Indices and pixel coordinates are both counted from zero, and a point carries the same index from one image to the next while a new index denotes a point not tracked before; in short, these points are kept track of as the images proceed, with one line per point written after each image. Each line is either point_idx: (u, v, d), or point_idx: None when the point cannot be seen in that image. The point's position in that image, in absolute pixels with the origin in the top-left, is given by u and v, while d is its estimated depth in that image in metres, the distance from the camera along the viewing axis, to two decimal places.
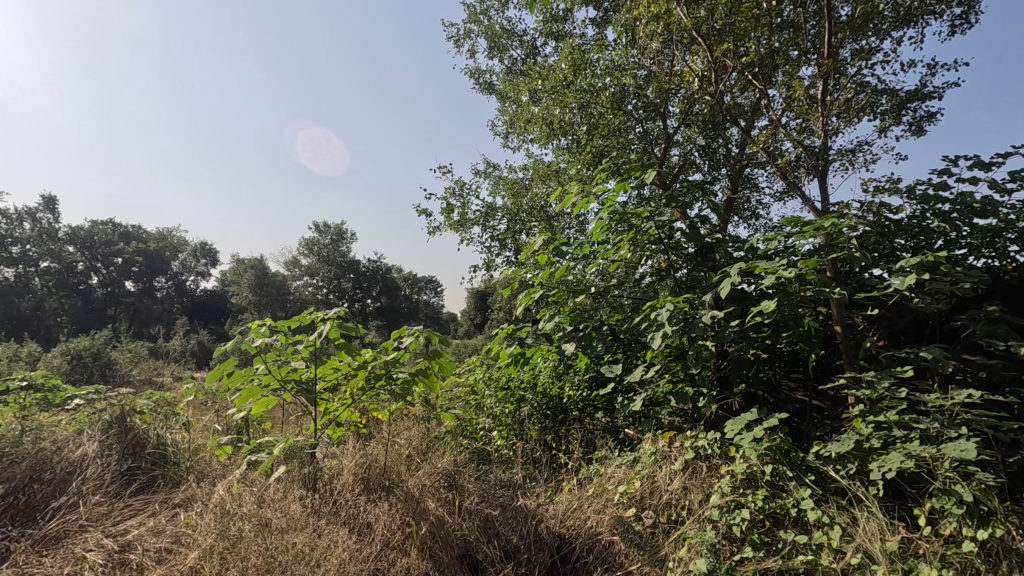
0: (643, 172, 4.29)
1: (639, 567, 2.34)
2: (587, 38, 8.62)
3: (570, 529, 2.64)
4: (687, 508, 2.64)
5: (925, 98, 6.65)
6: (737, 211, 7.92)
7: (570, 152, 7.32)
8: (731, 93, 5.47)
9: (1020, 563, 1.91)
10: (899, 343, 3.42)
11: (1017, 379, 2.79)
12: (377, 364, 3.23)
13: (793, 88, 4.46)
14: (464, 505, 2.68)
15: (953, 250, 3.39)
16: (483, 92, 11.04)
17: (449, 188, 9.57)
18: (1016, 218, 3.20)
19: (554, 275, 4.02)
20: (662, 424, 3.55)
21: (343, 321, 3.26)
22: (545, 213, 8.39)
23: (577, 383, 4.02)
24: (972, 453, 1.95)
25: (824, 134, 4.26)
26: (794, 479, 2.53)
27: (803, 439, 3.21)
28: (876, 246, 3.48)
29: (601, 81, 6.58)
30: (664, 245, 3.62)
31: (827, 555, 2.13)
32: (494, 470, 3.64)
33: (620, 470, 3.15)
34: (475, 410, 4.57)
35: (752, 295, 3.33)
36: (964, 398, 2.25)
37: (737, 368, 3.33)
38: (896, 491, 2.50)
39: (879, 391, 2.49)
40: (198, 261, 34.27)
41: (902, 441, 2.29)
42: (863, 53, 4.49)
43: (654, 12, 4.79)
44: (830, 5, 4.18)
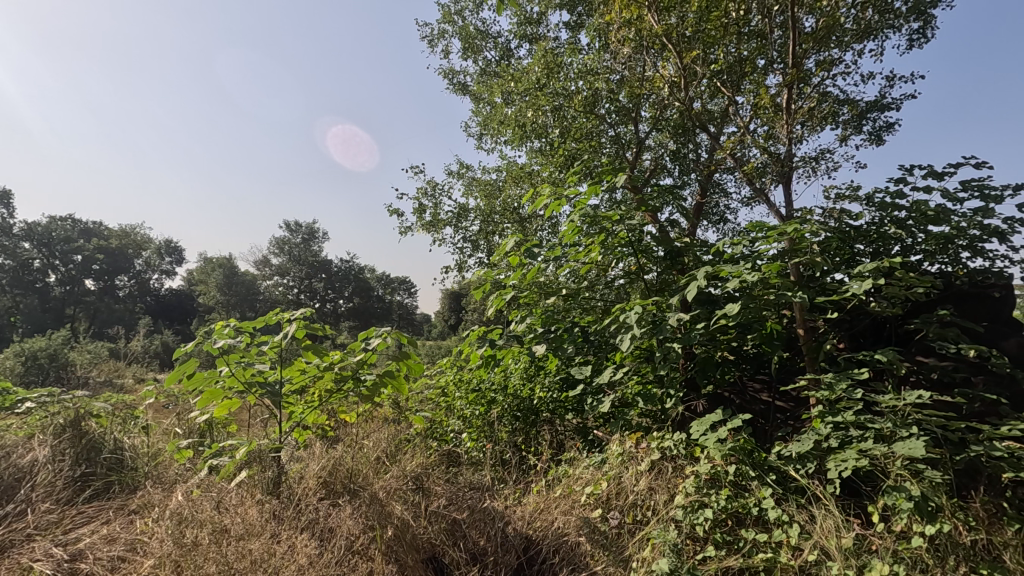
0: (615, 175, 4.33)
1: (604, 568, 2.36)
2: (560, 41, 8.70)
3: (536, 531, 2.66)
4: (652, 508, 2.67)
5: (884, 109, 6.91)
6: (706, 215, 8.08)
7: (543, 154, 7.36)
8: (701, 99, 5.58)
9: (966, 557, 1.99)
10: (858, 345, 3.53)
11: (966, 381, 2.90)
12: (344, 366, 3.15)
13: (760, 96, 4.57)
14: (431, 508, 2.66)
15: (909, 256, 3.52)
16: (457, 92, 11.04)
17: (422, 188, 9.55)
18: (967, 226, 3.33)
19: (525, 276, 4.03)
20: (631, 426, 3.59)
21: (310, 321, 3.20)
22: (517, 214, 8.43)
23: (548, 385, 4.03)
24: (920, 451, 2.02)
25: (788, 141, 4.38)
26: (756, 478, 2.59)
27: (766, 439, 3.29)
28: (837, 251, 3.60)
29: (574, 84, 6.65)
30: (634, 248, 3.66)
31: (785, 553, 2.18)
32: (463, 472, 3.63)
33: (588, 471, 3.18)
34: (445, 412, 4.56)
35: (718, 298, 3.39)
36: (916, 399, 2.33)
37: (703, 370, 3.38)
38: (853, 490, 2.58)
39: (837, 392, 2.57)
40: (162, 259, 33.32)
41: (858, 440, 2.36)
42: (826, 63, 4.63)
43: (626, 17, 4.86)
44: (795, 17, 4.29)
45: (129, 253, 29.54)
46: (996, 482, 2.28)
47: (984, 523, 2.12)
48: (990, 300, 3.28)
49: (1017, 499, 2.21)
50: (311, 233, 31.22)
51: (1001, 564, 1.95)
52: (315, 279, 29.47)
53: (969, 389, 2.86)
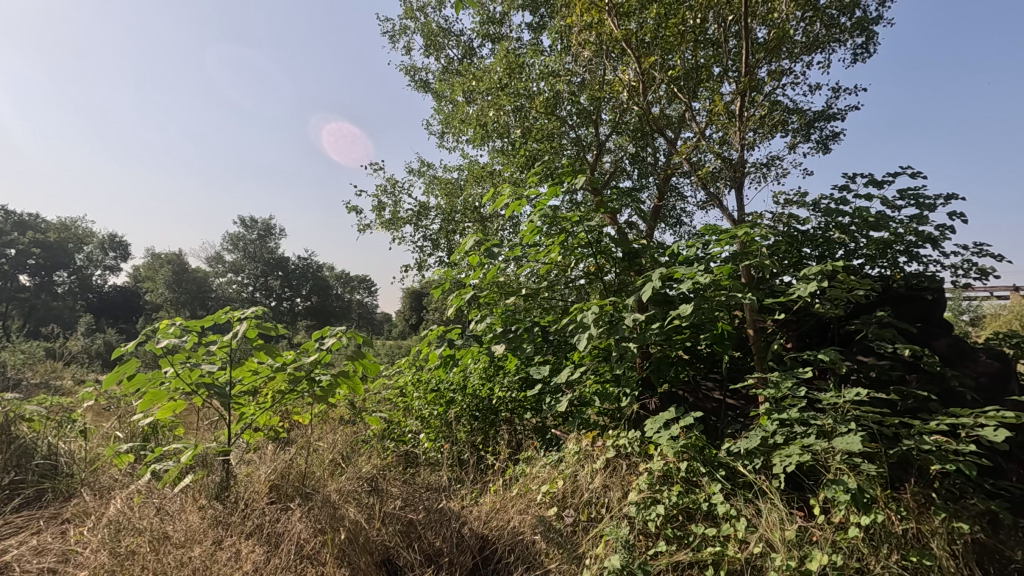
0: (575, 177, 4.37)
1: (558, 566, 2.37)
2: (523, 42, 8.74)
3: (492, 530, 2.65)
4: (606, 505, 2.71)
5: (830, 119, 7.24)
6: (664, 218, 8.27)
7: (504, 154, 7.36)
8: (658, 104, 5.70)
9: (897, 546, 2.09)
10: (805, 344, 3.67)
11: (901, 379, 3.06)
12: (297, 366, 3.06)
13: (715, 103, 4.70)
14: (386, 510, 2.61)
15: (852, 260, 3.69)
16: (418, 90, 10.94)
17: (381, 186, 9.41)
18: (904, 232, 3.52)
19: (484, 276, 4.02)
20: (587, 424, 3.63)
21: (261, 321, 3.09)
22: (478, 214, 8.41)
23: (507, 384, 4.04)
24: (856, 445, 2.12)
25: (741, 148, 4.52)
26: (707, 474, 2.66)
27: (716, 436, 3.39)
28: (786, 254, 3.74)
29: (536, 85, 6.68)
30: (593, 248, 3.70)
31: (733, 546, 2.25)
32: (420, 473, 3.60)
33: (544, 470, 3.20)
34: (403, 412, 4.52)
35: (674, 299, 3.46)
36: (854, 396, 2.44)
37: (658, 369, 3.45)
38: (797, 483, 2.68)
39: (783, 390, 2.67)
40: (105, 255, 31.72)
41: (802, 436, 2.46)
42: (777, 73, 4.80)
43: (587, 21, 4.91)
44: (748, 28, 4.44)
45: (68, 247, 27.95)
46: (925, 473, 2.36)
47: (915, 512, 2.23)
48: (924, 302, 3.50)
49: (944, 486, 2.28)
50: (267, 229, 30.33)
51: (928, 551, 2.06)
52: (270, 277, 28.63)
53: (904, 386, 3.01)
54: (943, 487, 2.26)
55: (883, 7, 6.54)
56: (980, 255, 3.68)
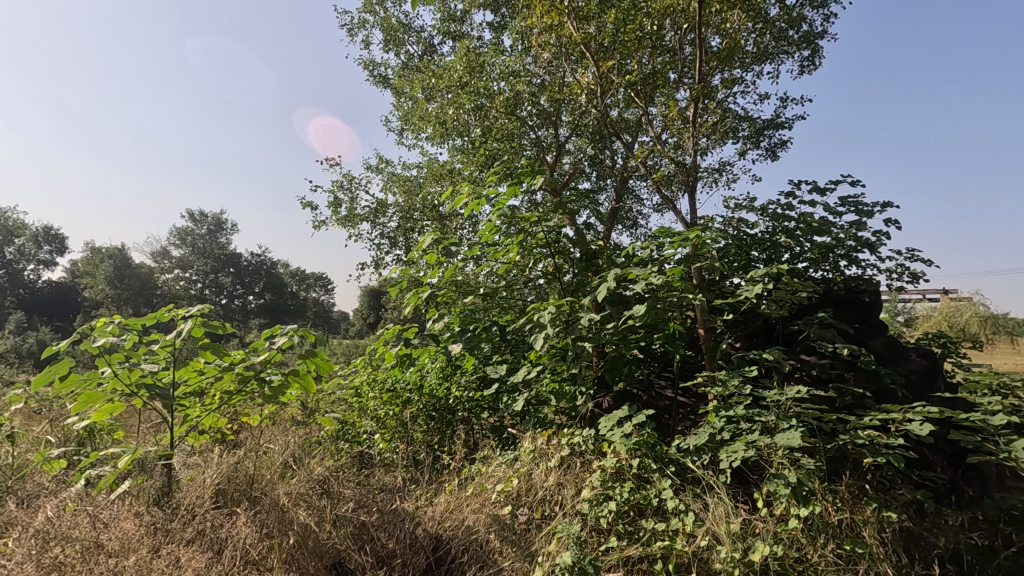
0: (534, 177, 4.39)
1: (511, 564, 2.38)
2: (483, 41, 8.73)
3: (446, 530, 2.64)
4: (559, 503, 2.74)
5: (778, 127, 7.54)
6: (621, 220, 8.42)
7: (464, 153, 7.33)
8: (616, 108, 5.80)
9: (833, 536, 2.20)
10: (752, 344, 3.81)
11: (840, 377, 3.21)
12: (245, 366, 2.95)
13: (670, 108, 4.82)
14: (337, 513, 2.55)
15: (797, 263, 3.85)
16: (377, 85, 10.75)
17: (337, 181, 9.20)
18: (845, 237, 3.71)
19: (442, 275, 3.99)
20: (543, 423, 3.66)
21: (207, 319, 2.97)
22: (437, 212, 8.34)
23: (464, 384, 4.03)
24: (796, 441, 2.21)
25: (694, 153, 4.65)
26: (658, 471, 2.73)
27: (667, 433, 3.48)
28: (735, 256, 3.88)
29: (496, 85, 6.68)
30: (551, 249, 3.73)
31: (681, 540, 2.31)
32: (375, 474, 3.55)
33: (500, 469, 3.21)
34: (358, 412, 4.45)
35: (629, 299, 3.52)
36: (796, 393, 2.54)
37: (613, 367, 3.51)
38: (742, 478, 2.79)
39: (730, 388, 2.76)
40: (39, 248, 29.84)
41: (746, 432, 2.55)
42: (729, 81, 4.97)
43: (547, 23, 4.94)
44: (702, 37, 4.56)
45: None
46: (859, 466, 2.49)
47: (850, 503, 2.35)
48: (861, 304, 3.69)
49: (876, 478, 2.41)
50: (217, 224, 29.23)
51: (861, 540, 2.17)
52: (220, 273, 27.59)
53: (842, 383, 3.16)
54: (875, 479, 2.38)
55: (827, 22, 6.86)
56: (913, 259, 3.92)
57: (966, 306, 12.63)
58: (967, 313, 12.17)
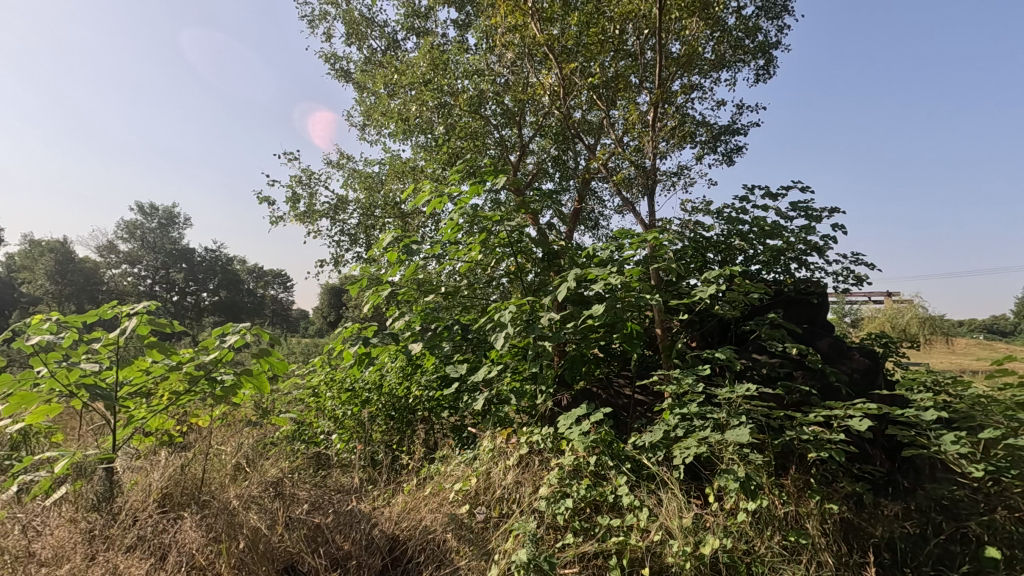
0: (497, 176, 4.39)
1: (467, 563, 2.37)
2: (448, 39, 8.68)
3: (404, 530, 2.61)
4: (517, 501, 2.75)
5: (734, 133, 7.76)
6: (583, 220, 8.51)
7: (427, 150, 7.26)
8: (579, 110, 5.86)
9: (779, 528, 2.28)
10: (707, 343, 3.92)
11: (788, 375, 3.33)
12: (194, 365, 2.83)
13: (631, 112, 4.91)
14: (290, 515, 2.49)
15: (750, 266, 3.99)
16: (338, 79, 10.53)
17: (296, 176, 8.97)
18: (795, 241, 3.86)
19: (403, 272, 3.94)
20: (503, 422, 3.67)
21: (153, 316, 2.84)
22: (399, 209, 8.23)
23: (424, 383, 3.99)
24: (745, 436, 2.29)
25: (654, 156, 4.75)
26: (614, 468, 2.78)
27: (624, 431, 3.54)
28: (692, 258, 3.99)
29: (460, 83, 6.65)
30: (513, 248, 3.73)
31: (635, 535, 2.35)
32: (331, 475, 3.48)
33: (459, 468, 3.20)
34: (316, 413, 4.36)
35: (589, 299, 3.56)
36: (746, 391, 2.63)
37: (573, 366, 3.55)
38: (695, 473, 2.86)
39: (684, 387, 2.84)
40: None
41: (699, 429, 2.63)
42: (687, 86, 5.09)
43: (511, 23, 4.95)
44: (663, 43, 4.66)
45: None
46: (804, 461, 2.59)
47: (795, 496, 2.44)
48: (810, 306, 3.85)
49: (819, 472, 2.51)
50: (168, 218, 28.08)
51: (805, 531, 2.25)
52: (171, 269, 26.49)
53: (791, 382, 3.29)
54: (819, 472, 2.48)
55: (782, 33, 7.11)
56: (857, 263, 4.12)
57: (907, 308, 13.31)
58: (908, 314, 12.84)
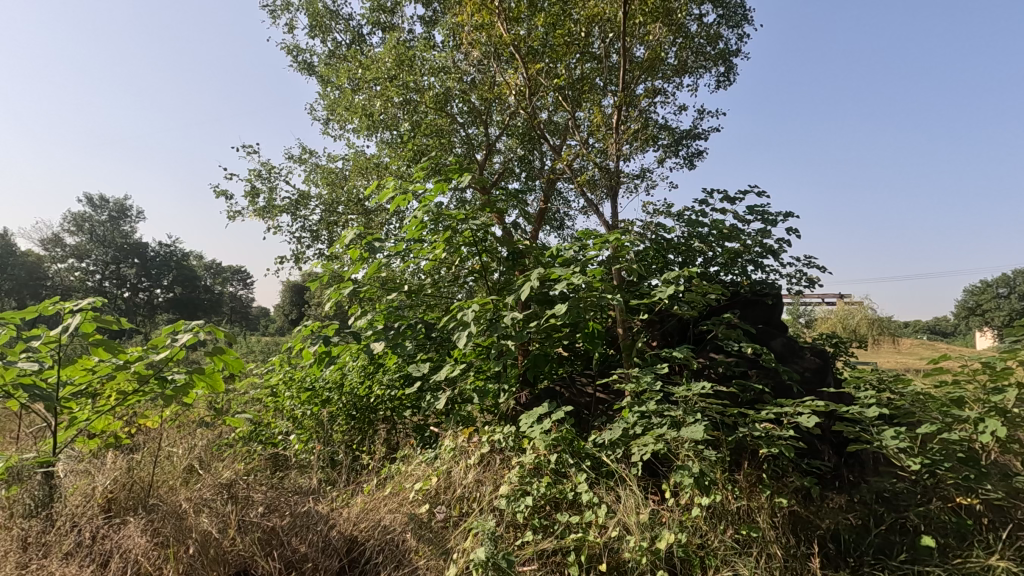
0: (461, 174, 4.37)
1: (425, 563, 2.36)
2: (415, 35, 8.58)
3: (362, 531, 2.56)
4: (477, 500, 2.75)
5: (695, 138, 7.95)
6: (549, 220, 8.56)
7: (392, 147, 7.18)
8: (546, 110, 5.90)
9: (732, 522, 2.34)
10: (666, 343, 3.95)
11: (743, 374, 3.43)
12: (143, 364, 2.70)
13: (596, 114, 4.97)
14: (244, 518, 2.42)
15: (709, 268, 4.10)
16: (301, 71, 10.29)
17: (255, 170, 8.72)
18: (752, 244, 3.98)
19: (365, 270, 3.88)
20: (466, 421, 3.66)
21: (99, 313, 2.71)
22: (363, 206, 8.11)
23: (387, 382, 3.95)
24: (699, 433, 2.35)
25: (617, 158, 4.82)
26: (574, 465, 2.81)
27: (585, 429, 3.57)
28: (654, 260, 4.07)
29: (426, 80, 6.59)
30: (478, 247, 3.72)
31: (593, 531, 2.38)
32: (289, 476, 3.40)
33: (420, 468, 3.18)
34: (273, 413, 4.24)
35: (553, 298, 3.58)
36: (702, 389, 2.69)
37: (536, 365, 3.57)
38: (652, 470, 2.92)
39: (643, 385, 2.89)
40: None
41: (657, 426, 2.67)
42: (651, 90, 5.18)
43: (477, 21, 4.93)
44: (627, 47, 4.72)
45: None
46: (757, 456, 2.67)
47: (748, 490, 2.51)
48: (765, 306, 3.98)
49: (770, 467, 2.59)
50: (120, 211, 26.92)
51: (756, 524, 2.33)
52: (122, 264, 25.38)
53: (746, 380, 3.38)
54: (770, 467, 2.57)
55: (742, 41, 7.31)
56: (810, 266, 4.27)
57: (857, 310, 13.87)
58: (858, 315, 13.44)
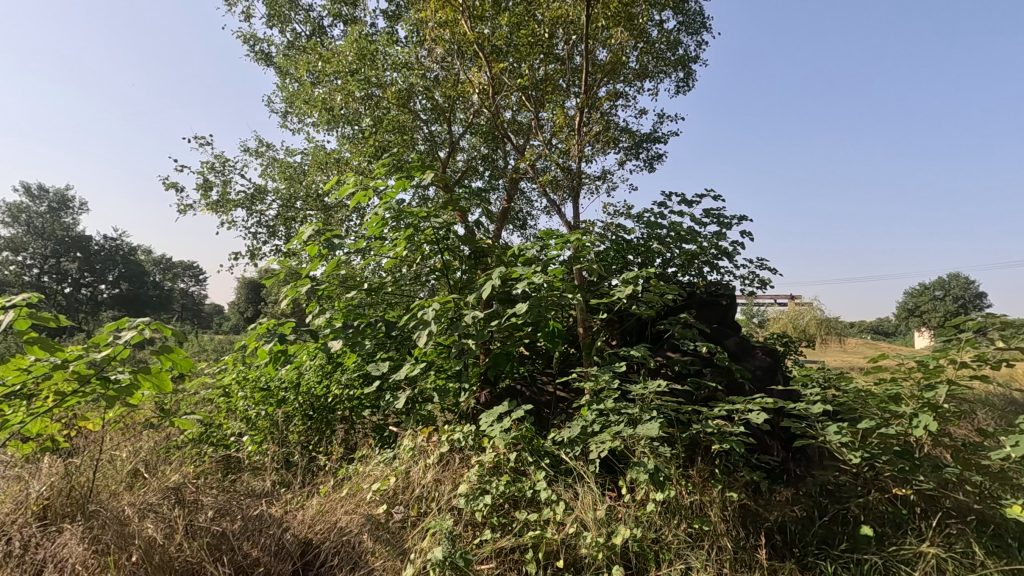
0: (423, 172, 4.32)
1: (382, 564, 2.33)
2: (377, 29, 8.44)
3: (317, 534, 2.51)
4: (436, 499, 2.73)
5: (655, 141, 8.12)
6: (511, 220, 8.57)
7: (353, 142, 7.04)
8: (509, 110, 5.90)
9: (685, 516, 2.41)
10: (625, 341, 4.01)
11: (698, 372, 3.53)
12: (83, 363, 2.55)
13: (558, 115, 5.01)
14: (193, 523, 2.33)
15: (667, 268, 4.19)
16: (258, 62, 9.98)
17: (209, 163, 8.41)
18: (708, 246, 4.10)
19: (324, 267, 3.79)
20: (426, 420, 3.63)
21: (34, 309, 2.56)
22: (322, 201, 7.93)
23: (345, 382, 3.88)
24: (655, 430, 2.40)
25: (580, 159, 4.87)
26: (533, 463, 2.82)
27: (545, 426, 3.60)
28: (614, 260, 4.13)
29: (388, 76, 6.50)
30: (439, 245, 3.69)
31: (551, 529, 2.40)
32: (241, 479, 3.29)
33: (378, 468, 3.13)
34: (225, 413, 4.10)
35: (514, 297, 3.58)
36: (658, 387, 2.75)
37: (497, 364, 3.57)
38: (609, 467, 2.97)
39: (602, 383, 2.93)
40: None
41: (614, 424, 2.72)
42: (613, 92, 5.25)
43: (441, 18, 4.89)
44: (590, 50, 4.78)
45: None
46: (710, 452, 2.75)
47: (701, 484, 2.58)
48: (720, 307, 4.11)
49: (722, 462, 2.67)
50: (61, 202, 25.51)
51: (708, 518, 2.39)
52: (63, 258, 24.04)
53: (700, 378, 3.48)
54: (721, 463, 2.65)
55: (700, 48, 7.49)
56: (762, 268, 4.43)
57: (806, 310, 14.42)
58: (808, 315, 14.01)
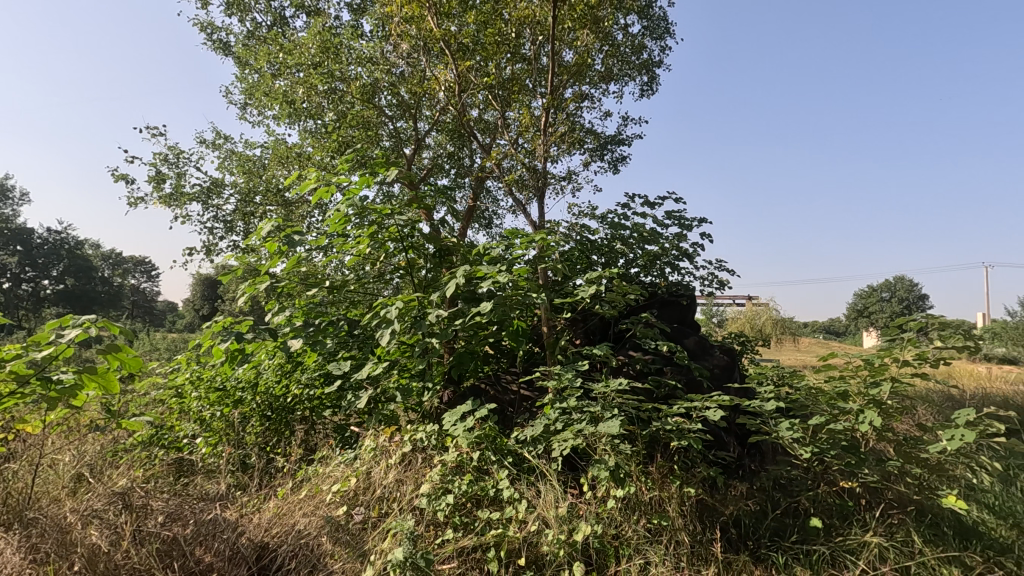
0: (388, 168, 4.26)
1: (341, 567, 2.29)
2: (341, 22, 8.28)
3: (274, 537, 2.44)
4: (397, 499, 2.70)
5: (619, 143, 8.24)
6: (477, 219, 8.53)
7: (316, 137, 6.89)
8: (475, 108, 5.88)
9: (644, 512, 2.45)
10: (589, 340, 4.06)
11: (659, 370, 3.61)
12: (21, 362, 2.41)
13: (525, 115, 5.02)
14: (141, 529, 2.23)
15: (629, 269, 4.26)
16: (216, 51, 9.64)
17: (162, 154, 8.07)
18: (669, 247, 4.18)
19: (284, 264, 3.69)
20: (388, 420, 3.59)
21: None
22: (283, 197, 7.73)
23: (305, 381, 3.79)
24: (616, 428, 2.43)
25: (545, 158, 4.90)
26: (496, 462, 2.83)
27: (509, 425, 3.61)
28: (578, 260, 4.18)
29: (353, 70, 6.38)
30: (403, 243, 3.64)
31: (513, 527, 2.41)
32: (194, 482, 3.18)
33: (338, 469, 3.08)
34: (178, 415, 3.95)
35: (479, 295, 3.58)
36: (620, 385, 2.80)
37: (460, 362, 3.56)
38: (572, 464, 3.00)
39: (564, 382, 2.95)
40: None
41: (576, 422, 2.75)
42: (579, 94, 5.30)
43: (407, 13, 4.83)
44: (556, 50, 4.80)
45: None
46: (669, 449, 2.81)
47: (660, 480, 2.64)
48: (680, 306, 4.21)
49: (681, 458, 2.74)
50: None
51: (666, 513, 2.45)
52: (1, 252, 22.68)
53: (661, 377, 3.56)
54: (680, 459, 2.71)
55: (664, 53, 7.64)
56: (720, 268, 4.56)
57: (762, 310, 14.90)
58: (764, 315, 14.46)
